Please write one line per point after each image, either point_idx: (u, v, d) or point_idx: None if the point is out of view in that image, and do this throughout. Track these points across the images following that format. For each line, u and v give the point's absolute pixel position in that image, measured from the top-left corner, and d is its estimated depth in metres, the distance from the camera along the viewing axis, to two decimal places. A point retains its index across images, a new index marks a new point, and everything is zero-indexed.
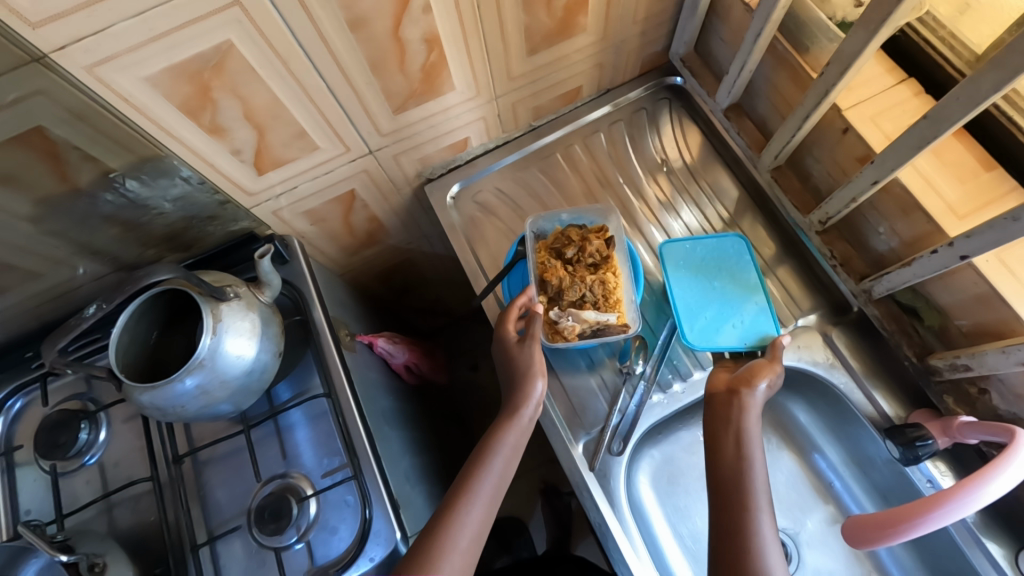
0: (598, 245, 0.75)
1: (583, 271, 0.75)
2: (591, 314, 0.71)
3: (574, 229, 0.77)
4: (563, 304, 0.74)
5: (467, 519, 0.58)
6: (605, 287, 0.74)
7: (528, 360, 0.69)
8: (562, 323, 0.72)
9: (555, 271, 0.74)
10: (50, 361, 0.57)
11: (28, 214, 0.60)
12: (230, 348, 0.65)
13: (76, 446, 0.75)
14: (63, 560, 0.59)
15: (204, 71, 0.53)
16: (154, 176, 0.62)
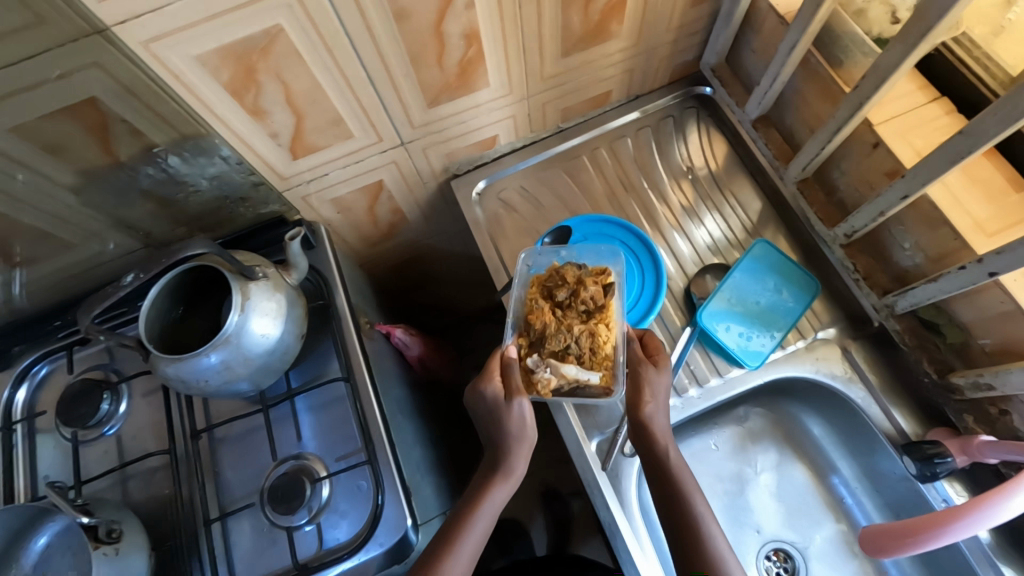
0: (595, 292, 0.68)
1: (572, 318, 0.67)
2: (569, 369, 0.65)
3: (573, 271, 0.70)
4: (543, 351, 0.67)
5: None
6: (594, 340, 0.66)
7: (515, 423, 0.64)
8: (537, 374, 0.65)
9: (541, 315, 0.67)
10: (85, 328, 0.58)
11: (70, 184, 0.61)
12: (256, 327, 0.67)
13: (96, 415, 0.76)
14: (84, 522, 0.61)
15: (251, 54, 0.55)
16: (194, 153, 0.64)
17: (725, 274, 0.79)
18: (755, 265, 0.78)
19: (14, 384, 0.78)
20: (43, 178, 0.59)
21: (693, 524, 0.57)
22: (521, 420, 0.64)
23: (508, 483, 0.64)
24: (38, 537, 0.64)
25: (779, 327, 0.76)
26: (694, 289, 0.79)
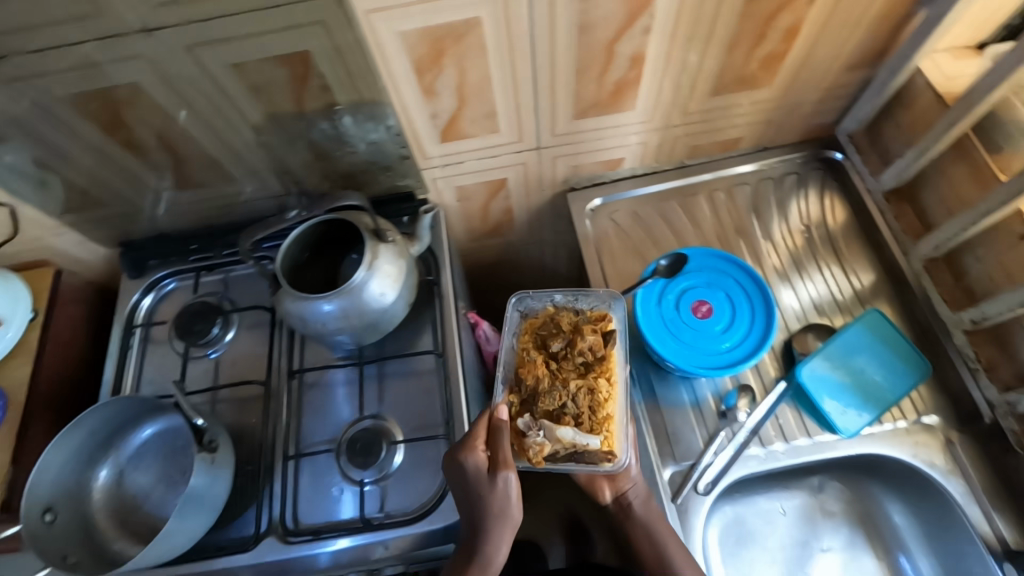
0: (592, 343, 0.67)
1: (568, 372, 0.66)
2: (567, 433, 0.61)
3: (568, 317, 0.71)
4: (535, 411, 0.64)
5: None
6: (593, 398, 0.63)
7: (501, 497, 0.59)
8: (529, 439, 0.62)
9: (533, 369, 0.66)
10: (243, 249, 0.70)
11: (255, 123, 0.68)
12: (377, 284, 0.71)
13: (207, 336, 0.83)
14: (197, 423, 0.65)
15: (447, 38, 0.61)
16: (364, 118, 0.69)
17: (830, 337, 0.77)
18: (863, 335, 0.76)
19: (144, 292, 0.87)
20: (237, 112, 0.66)
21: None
22: (506, 495, 0.59)
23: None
24: (151, 426, 0.74)
25: (881, 403, 0.73)
26: (795, 344, 0.78)
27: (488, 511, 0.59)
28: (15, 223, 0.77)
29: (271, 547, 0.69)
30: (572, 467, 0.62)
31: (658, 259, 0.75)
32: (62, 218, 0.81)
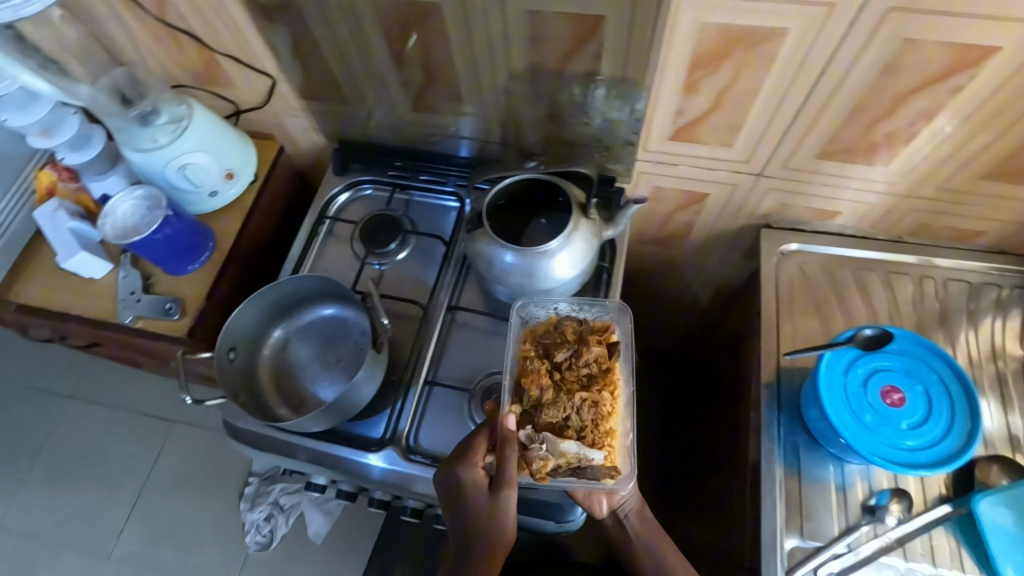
0: (597, 354, 0.68)
1: (572, 386, 0.66)
2: (571, 447, 0.62)
3: (573, 326, 0.72)
4: (539, 422, 0.64)
5: None
6: (597, 411, 0.64)
7: (502, 512, 0.63)
8: (532, 452, 0.62)
9: (537, 379, 0.66)
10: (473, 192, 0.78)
11: (513, 70, 0.70)
12: (567, 256, 0.72)
13: (386, 249, 0.88)
14: (383, 323, 0.72)
15: (745, 39, 0.59)
16: (615, 96, 0.69)
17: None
18: None
19: (344, 188, 0.94)
20: (504, 54, 0.68)
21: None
22: (506, 508, 0.63)
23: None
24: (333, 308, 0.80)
25: None
26: (977, 471, 0.70)
27: (492, 523, 0.63)
28: (269, 93, 0.86)
29: (390, 456, 0.73)
30: (573, 481, 0.63)
31: (860, 327, 0.69)
32: (301, 103, 0.88)
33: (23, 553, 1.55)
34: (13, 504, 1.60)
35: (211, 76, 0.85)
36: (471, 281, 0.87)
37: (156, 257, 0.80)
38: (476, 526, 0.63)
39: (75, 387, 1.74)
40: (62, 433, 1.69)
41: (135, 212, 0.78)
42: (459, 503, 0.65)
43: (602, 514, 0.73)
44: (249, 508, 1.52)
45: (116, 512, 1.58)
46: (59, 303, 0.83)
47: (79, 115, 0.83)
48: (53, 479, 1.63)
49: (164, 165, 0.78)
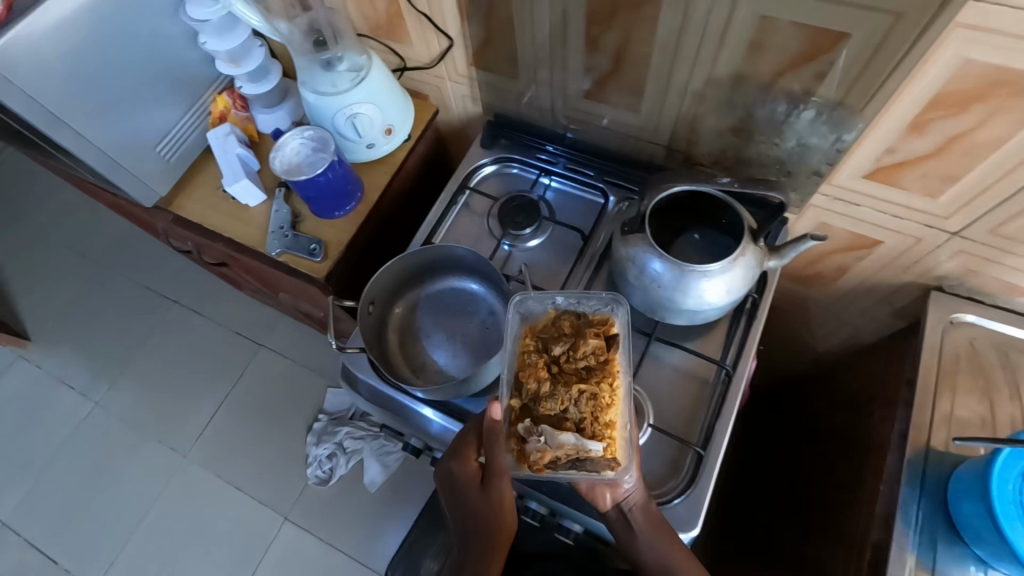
0: (595, 347, 0.62)
1: (570, 379, 0.60)
2: (570, 439, 0.56)
3: (571, 319, 0.65)
4: (536, 415, 0.59)
5: None
6: (597, 404, 0.58)
7: (498, 505, 0.65)
8: (531, 444, 0.57)
9: (534, 372, 0.60)
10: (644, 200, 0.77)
11: (713, 75, 0.66)
12: (727, 280, 0.68)
13: (520, 232, 0.86)
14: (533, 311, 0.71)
15: (1011, 87, 0.52)
16: (822, 122, 0.63)
17: None
18: None
19: (493, 161, 0.92)
20: (712, 57, 0.64)
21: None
22: (500, 501, 0.65)
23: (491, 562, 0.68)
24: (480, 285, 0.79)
25: None
26: None
27: (491, 515, 0.66)
28: (442, 56, 0.86)
29: None
30: (573, 476, 0.57)
31: None
32: (469, 70, 0.87)
33: (116, 434, 1.66)
34: (111, 386, 1.72)
35: (390, 29, 0.85)
36: (602, 282, 0.83)
37: (313, 199, 0.82)
38: (479, 518, 0.67)
39: (181, 294, 1.83)
40: (163, 333, 1.78)
41: (302, 152, 0.81)
42: (459, 494, 0.68)
43: (606, 506, 0.64)
44: (315, 442, 1.60)
45: (200, 415, 1.67)
46: (215, 223, 0.87)
47: (264, 48, 0.87)
48: (150, 372, 1.73)
49: (336, 112, 0.79)
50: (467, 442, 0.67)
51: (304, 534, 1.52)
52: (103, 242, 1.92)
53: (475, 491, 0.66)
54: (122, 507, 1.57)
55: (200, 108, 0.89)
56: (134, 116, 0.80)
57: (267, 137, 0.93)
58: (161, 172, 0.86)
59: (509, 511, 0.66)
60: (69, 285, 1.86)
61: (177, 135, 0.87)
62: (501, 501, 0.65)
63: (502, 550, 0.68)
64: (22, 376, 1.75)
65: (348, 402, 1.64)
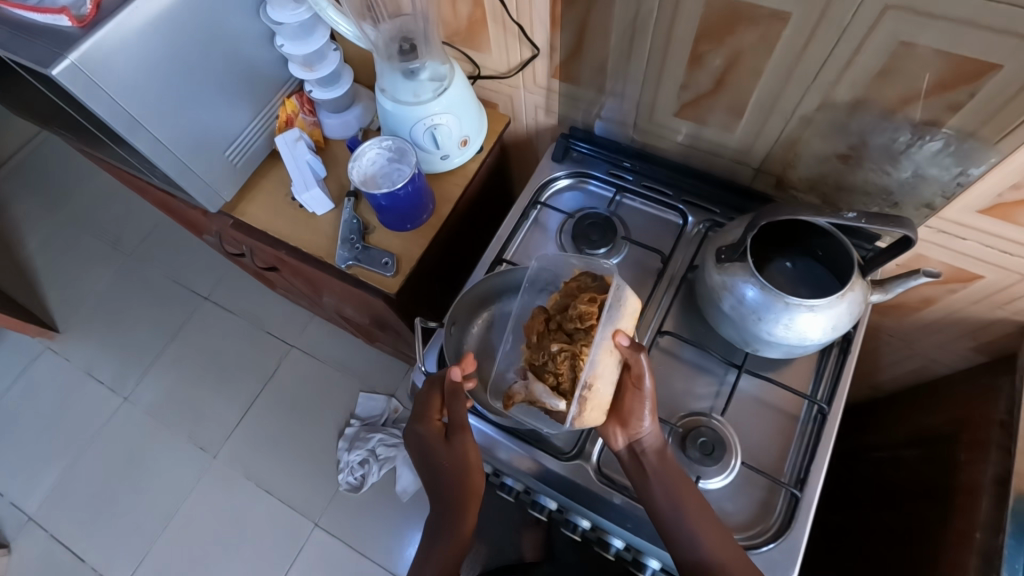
0: (585, 310, 0.64)
1: (558, 337, 0.65)
2: (539, 389, 0.64)
3: (582, 281, 0.68)
4: (529, 362, 0.67)
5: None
6: (573, 363, 0.63)
7: (462, 459, 0.67)
8: (513, 384, 0.68)
9: (533, 326, 0.68)
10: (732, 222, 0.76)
11: (830, 99, 0.63)
12: (837, 317, 0.64)
13: (594, 251, 0.81)
14: None
15: None
16: (946, 154, 0.60)
17: None
18: None
19: (569, 174, 0.88)
20: (830, 81, 0.61)
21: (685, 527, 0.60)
22: (463, 455, 0.67)
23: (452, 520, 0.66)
24: None
25: None
26: None
27: (457, 472, 0.67)
28: (521, 65, 0.83)
29: (578, 471, 0.70)
30: (545, 418, 0.66)
31: None
32: (548, 81, 0.84)
33: (144, 431, 1.58)
34: (133, 377, 1.65)
35: (469, 36, 0.82)
36: (682, 306, 0.79)
37: (386, 214, 0.80)
38: (445, 476, 0.68)
39: (214, 288, 1.76)
40: (195, 328, 1.71)
41: (379, 163, 0.80)
42: (427, 458, 0.70)
43: (619, 445, 0.65)
44: (346, 448, 1.50)
45: (229, 414, 1.58)
46: (283, 229, 0.85)
47: (338, 52, 0.85)
48: (181, 368, 1.66)
49: (415, 121, 0.76)
50: (433, 399, 0.70)
51: (333, 541, 1.42)
52: (134, 232, 1.87)
53: (440, 447, 0.68)
54: (149, 509, 1.49)
55: (269, 112, 0.87)
56: (210, 120, 0.78)
57: (334, 142, 0.92)
58: (228, 176, 0.84)
59: (475, 470, 0.67)
60: (100, 275, 1.81)
61: (245, 139, 0.85)
62: (466, 454, 0.68)
63: (471, 514, 0.66)
64: (49, 367, 1.68)
65: (382, 407, 1.55)
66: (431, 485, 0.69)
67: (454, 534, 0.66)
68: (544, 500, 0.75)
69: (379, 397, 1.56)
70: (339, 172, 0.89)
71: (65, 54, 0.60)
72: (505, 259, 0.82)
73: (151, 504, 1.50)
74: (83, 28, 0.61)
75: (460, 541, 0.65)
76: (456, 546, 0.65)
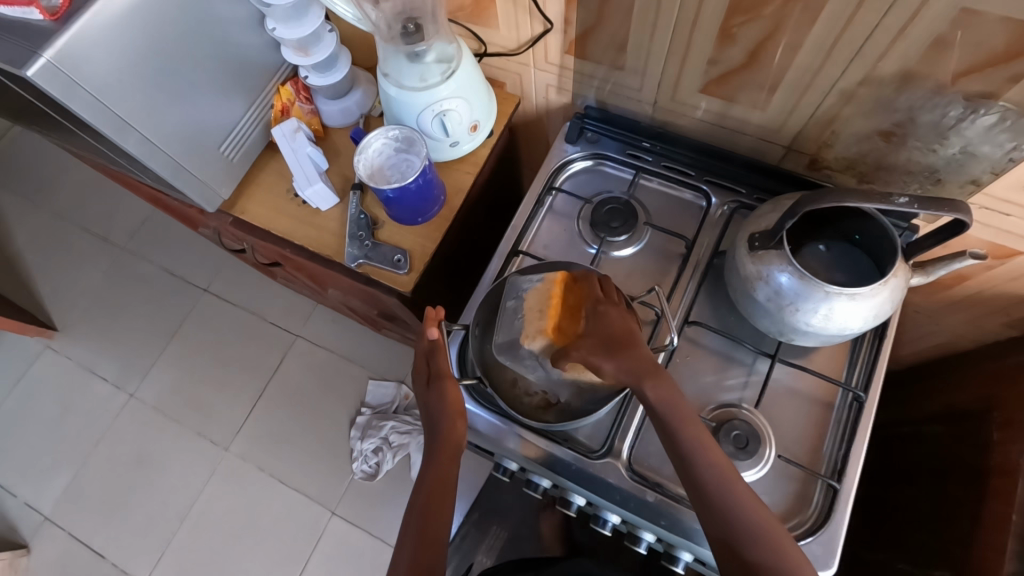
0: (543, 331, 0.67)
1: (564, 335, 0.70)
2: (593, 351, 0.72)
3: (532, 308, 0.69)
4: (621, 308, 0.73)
5: (404, 531, 0.59)
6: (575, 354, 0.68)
7: (441, 403, 0.64)
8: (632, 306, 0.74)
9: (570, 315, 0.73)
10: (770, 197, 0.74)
11: (876, 73, 0.59)
12: (878, 305, 0.61)
13: (614, 238, 0.77)
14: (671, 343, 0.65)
15: None
16: (1001, 129, 0.57)
17: None
18: None
19: (585, 157, 0.83)
20: (877, 53, 0.57)
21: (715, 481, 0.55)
22: (442, 402, 0.64)
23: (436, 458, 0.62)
24: None
25: None
26: None
27: (436, 418, 0.64)
28: (532, 42, 0.77)
29: (609, 470, 0.68)
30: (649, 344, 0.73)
31: None
32: (562, 58, 0.78)
33: (153, 428, 1.56)
34: (134, 374, 1.63)
35: (475, 11, 0.76)
36: (709, 294, 0.76)
37: (396, 209, 0.76)
38: (429, 421, 0.65)
39: (212, 281, 1.72)
40: (196, 321, 1.67)
41: (386, 153, 0.76)
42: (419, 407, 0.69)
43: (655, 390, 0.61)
44: (359, 437, 1.49)
45: (239, 407, 1.56)
46: (287, 227, 0.81)
47: (334, 34, 0.79)
48: (185, 363, 1.63)
49: (423, 108, 0.72)
50: (419, 349, 0.69)
51: (351, 529, 1.42)
52: (125, 224, 1.81)
53: (425, 394, 0.67)
54: (165, 504, 1.49)
55: (263, 101, 0.81)
56: (202, 114, 0.72)
57: (334, 130, 0.86)
58: (224, 173, 0.79)
59: (455, 416, 0.64)
60: (94, 271, 1.76)
61: (240, 132, 0.79)
62: (448, 400, 0.65)
63: (448, 457, 0.62)
64: (51, 367, 1.65)
65: (392, 394, 1.53)
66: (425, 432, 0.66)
67: (431, 475, 0.61)
68: (574, 497, 0.73)
69: (390, 384, 1.54)
70: (342, 163, 0.84)
71: (40, 52, 0.55)
72: (521, 251, 0.78)
73: (166, 500, 1.49)
74: (56, 21, 0.56)
75: (439, 480, 0.61)
76: (435, 485, 0.60)
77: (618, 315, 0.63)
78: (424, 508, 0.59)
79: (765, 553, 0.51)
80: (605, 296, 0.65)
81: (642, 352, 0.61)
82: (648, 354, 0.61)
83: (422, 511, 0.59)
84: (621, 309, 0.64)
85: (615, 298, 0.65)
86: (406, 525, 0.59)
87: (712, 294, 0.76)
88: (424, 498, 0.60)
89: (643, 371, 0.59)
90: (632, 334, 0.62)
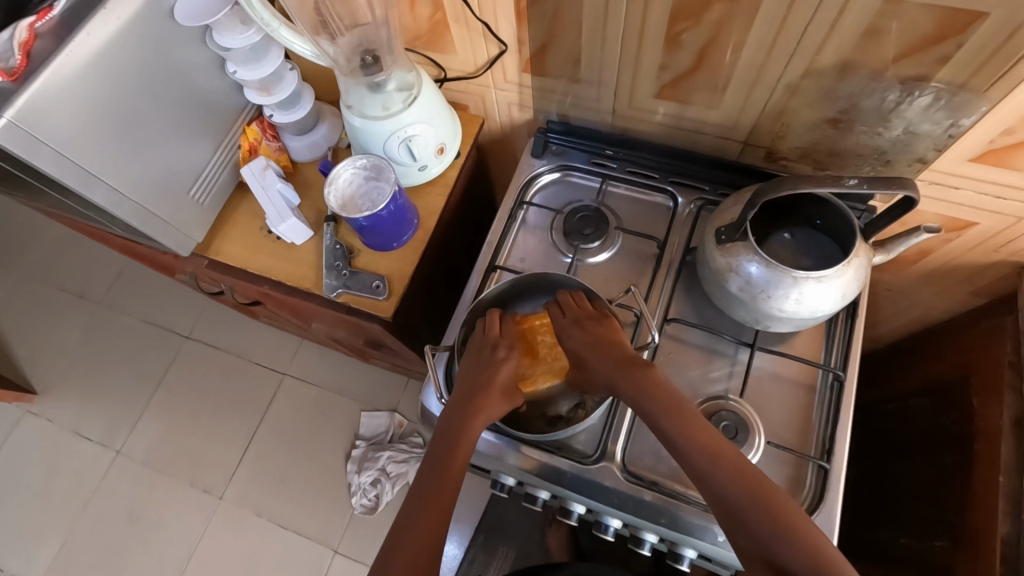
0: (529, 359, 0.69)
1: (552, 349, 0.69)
2: None
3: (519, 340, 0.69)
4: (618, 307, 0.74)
5: (404, 528, 0.54)
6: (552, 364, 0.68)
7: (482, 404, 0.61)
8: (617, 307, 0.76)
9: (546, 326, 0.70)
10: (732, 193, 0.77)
11: (816, 65, 0.62)
12: (843, 289, 0.63)
13: (587, 245, 0.79)
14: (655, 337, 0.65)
15: None
16: (936, 107, 0.60)
17: None
18: None
19: (552, 169, 0.85)
20: (814, 47, 0.60)
21: (720, 476, 0.52)
22: (488, 400, 0.62)
23: (449, 453, 0.59)
24: None
25: None
26: None
27: (470, 410, 0.61)
28: (489, 63, 0.80)
29: (604, 473, 0.69)
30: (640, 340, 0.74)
31: None
32: (520, 76, 0.81)
33: (143, 483, 1.52)
34: (118, 429, 1.59)
35: (432, 38, 0.78)
36: (685, 290, 0.78)
37: (370, 236, 0.76)
38: (456, 407, 0.62)
39: (194, 326, 1.70)
40: (180, 370, 1.64)
41: (356, 182, 0.77)
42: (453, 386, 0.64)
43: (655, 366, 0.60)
44: (356, 470, 1.47)
45: (230, 452, 1.53)
46: (264, 264, 0.81)
47: (295, 72, 0.81)
48: (172, 413, 1.59)
49: (389, 135, 0.73)
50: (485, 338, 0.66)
51: (356, 566, 1.39)
52: (100, 278, 1.79)
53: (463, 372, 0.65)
54: (162, 560, 1.44)
55: (230, 142, 0.82)
56: (168, 159, 0.73)
57: (303, 165, 0.87)
58: (195, 217, 0.79)
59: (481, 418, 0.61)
60: (72, 328, 1.73)
61: (209, 175, 0.80)
62: (484, 396, 0.62)
63: (458, 460, 0.58)
64: (32, 431, 1.61)
65: (386, 423, 1.51)
66: (446, 418, 0.62)
67: (437, 475, 0.57)
68: (573, 507, 0.72)
69: (382, 414, 1.52)
70: (314, 197, 0.85)
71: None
72: (498, 266, 0.79)
73: (162, 558, 1.44)
74: (15, 80, 0.57)
75: (442, 482, 0.57)
76: (442, 483, 0.57)
77: (576, 338, 0.64)
78: (433, 502, 0.55)
79: (771, 533, 0.49)
80: (564, 318, 0.66)
81: (603, 368, 0.61)
82: (611, 362, 0.61)
83: (432, 498, 0.55)
84: (580, 327, 0.64)
85: (572, 314, 0.66)
86: (403, 522, 0.54)
87: (688, 291, 0.78)
88: (430, 492, 0.56)
89: (612, 381, 0.60)
90: (592, 352, 0.62)
